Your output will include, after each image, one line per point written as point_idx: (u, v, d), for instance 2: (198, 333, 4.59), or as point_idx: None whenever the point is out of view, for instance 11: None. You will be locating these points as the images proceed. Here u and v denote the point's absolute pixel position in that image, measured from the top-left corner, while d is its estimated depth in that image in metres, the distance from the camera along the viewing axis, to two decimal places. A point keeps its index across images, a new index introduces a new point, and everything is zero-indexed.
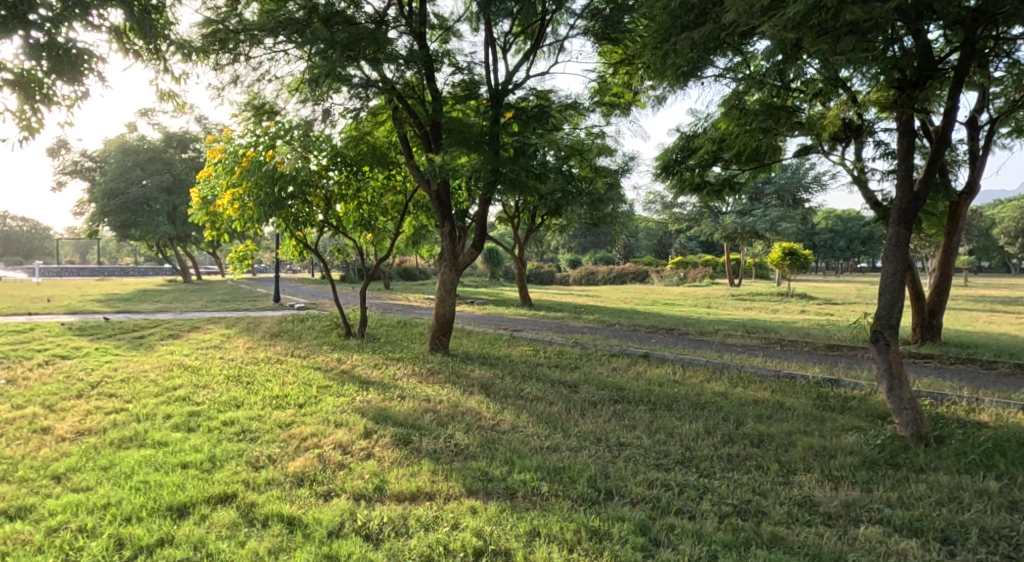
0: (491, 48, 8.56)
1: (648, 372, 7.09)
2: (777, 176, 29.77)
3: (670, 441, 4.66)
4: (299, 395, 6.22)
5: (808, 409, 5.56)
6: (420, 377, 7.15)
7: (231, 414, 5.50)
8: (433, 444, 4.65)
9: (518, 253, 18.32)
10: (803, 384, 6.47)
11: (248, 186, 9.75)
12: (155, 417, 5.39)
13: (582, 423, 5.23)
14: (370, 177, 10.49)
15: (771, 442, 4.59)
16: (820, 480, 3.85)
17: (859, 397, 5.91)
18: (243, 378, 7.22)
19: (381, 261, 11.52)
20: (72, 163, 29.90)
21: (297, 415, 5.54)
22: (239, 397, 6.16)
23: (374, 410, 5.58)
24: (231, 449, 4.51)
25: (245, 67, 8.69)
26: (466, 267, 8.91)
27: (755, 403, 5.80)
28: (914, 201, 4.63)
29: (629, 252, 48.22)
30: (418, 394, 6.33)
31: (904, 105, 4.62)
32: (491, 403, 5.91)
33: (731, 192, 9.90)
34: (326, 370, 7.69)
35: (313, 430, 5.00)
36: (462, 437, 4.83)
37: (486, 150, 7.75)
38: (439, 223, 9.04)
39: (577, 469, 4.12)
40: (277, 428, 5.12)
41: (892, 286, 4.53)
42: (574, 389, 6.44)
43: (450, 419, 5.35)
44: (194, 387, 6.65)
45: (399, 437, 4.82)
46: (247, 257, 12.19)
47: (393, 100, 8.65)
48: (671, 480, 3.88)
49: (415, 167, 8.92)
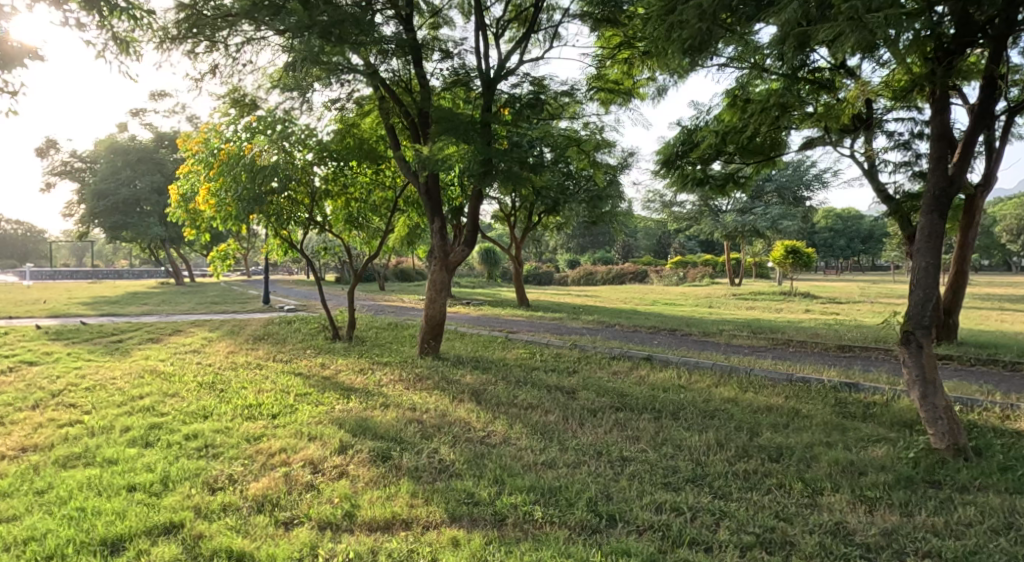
0: (483, 34, 8.11)
1: (651, 377, 6.62)
2: (776, 174, 29.30)
3: (678, 456, 4.19)
4: (274, 404, 5.75)
5: (827, 417, 5.09)
6: (408, 384, 6.67)
7: (195, 426, 5.02)
8: (413, 460, 4.18)
9: (515, 253, 17.84)
10: (818, 388, 6.02)
11: (226, 180, 9.27)
12: (111, 430, 4.91)
13: (581, 434, 4.76)
14: (358, 172, 10.06)
15: (791, 456, 4.11)
16: (852, 502, 3.38)
17: (882, 403, 5.44)
18: (216, 385, 6.73)
19: (371, 260, 11.08)
20: (62, 163, 29.37)
21: (269, 426, 5.06)
22: (207, 408, 5.66)
23: (353, 421, 5.10)
24: (191, 468, 4.04)
25: (222, 53, 8.27)
26: (457, 266, 8.40)
27: (768, 411, 5.33)
28: (949, 186, 4.13)
29: (627, 252, 47.66)
30: (403, 402, 5.86)
31: (939, 82, 4.14)
32: (482, 411, 5.44)
33: (733, 186, 9.46)
34: (307, 377, 7.20)
35: (285, 444, 4.53)
36: (448, 451, 4.36)
37: (477, 139, 7.26)
38: (430, 220, 8.52)
39: (574, 489, 3.64)
40: (243, 442, 4.65)
41: (925, 281, 4.07)
42: (571, 396, 5.97)
43: (436, 431, 4.89)
44: (162, 396, 6.17)
45: (378, 452, 4.34)
46: (229, 256, 11.66)
47: (379, 89, 8.18)
48: (681, 503, 3.43)
49: (402, 159, 8.43)
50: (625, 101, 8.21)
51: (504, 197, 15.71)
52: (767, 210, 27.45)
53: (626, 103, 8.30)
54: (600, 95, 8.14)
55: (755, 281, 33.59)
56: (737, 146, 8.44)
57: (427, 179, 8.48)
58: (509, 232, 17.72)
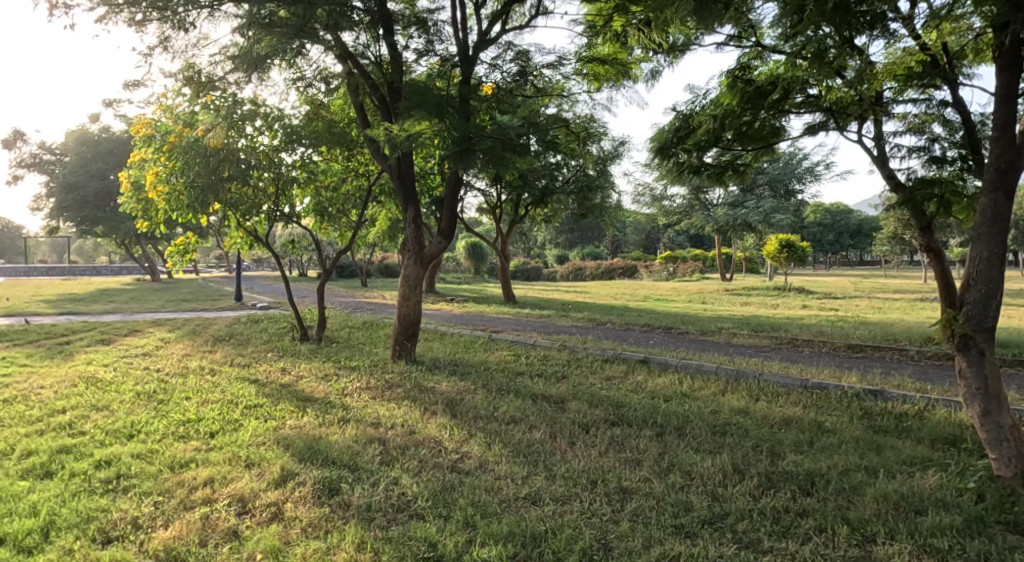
0: (462, 3, 7.28)
1: (650, 383, 5.90)
2: (768, 166, 28.41)
3: (690, 488, 3.45)
4: (216, 420, 4.95)
5: (857, 433, 4.38)
6: (376, 393, 5.87)
7: (113, 449, 4.20)
8: (366, 495, 3.40)
9: (501, 247, 17.07)
10: (839, 396, 5.31)
11: (178, 165, 8.43)
12: (7, 457, 4.08)
13: (572, 458, 4.00)
14: (329, 157, 9.28)
15: (826, 487, 3.39)
16: (915, 557, 2.68)
17: (915, 415, 4.75)
18: (157, 395, 5.89)
19: (343, 254, 10.25)
20: (31, 155, 27.99)
21: (202, 448, 4.27)
22: (137, 425, 4.83)
23: (303, 442, 4.31)
24: (88, 509, 3.24)
25: (174, 25, 7.43)
26: (434, 261, 7.60)
27: (785, 424, 4.62)
28: (1018, 157, 3.41)
29: (617, 246, 46.71)
30: (366, 416, 5.07)
31: (1016, 28, 3.28)
32: (456, 428, 4.67)
33: (732, 176, 8.73)
34: (262, 385, 6.37)
35: (213, 473, 3.74)
36: (411, 483, 3.57)
37: (453, 115, 6.48)
38: (404, 209, 7.72)
39: (565, 538, 2.90)
40: (165, 470, 3.85)
41: (987, 274, 3.37)
42: (560, 407, 5.21)
43: (399, 455, 4.10)
44: (89, 410, 5.33)
45: (325, 484, 3.57)
46: (189, 250, 10.81)
47: (346, 62, 7.34)
48: (699, 557, 2.70)
49: (372, 140, 7.61)
50: (618, 79, 7.46)
51: (487, 187, 14.87)
52: (758, 203, 26.79)
53: (620, 80, 7.54)
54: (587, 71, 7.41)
55: (743, 281, 28.06)
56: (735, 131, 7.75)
57: (401, 163, 7.68)
58: (495, 226, 16.90)
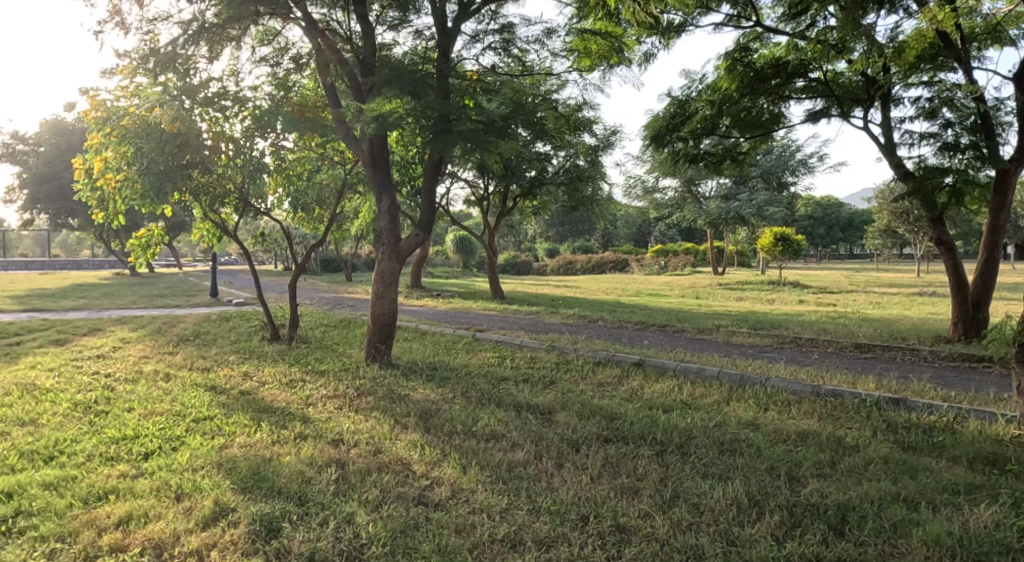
0: None
1: (647, 390, 5.34)
2: (761, 158, 27.94)
3: (699, 526, 2.90)
4: (153, 438, 4.31)
5: (884, 450, 3.85)
6: (343, 402, 5.27)
7: (20, 476, 3.58)
8: (309, 539, 2.83)
9: (489, 241, 16.48)
10: (857, 405, 4.77)
11: (132, 150, 7.74)
12: None
13: (559, 485, 3.42)
14: (301, 144, 8.63)
15: (862, 526, 2.85)
16: None
17: (944, 428, 4.23)
18: (95, 407, 5.23)
19: (317, 248, 9.60)
20: (3, 146, 26.93)
21: (128, 475, 3.65)
22: (60, 445, 4.20)
23: (247, 466, 3.70)
24: None
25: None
26: (410, 254, 6.97)
27: (801, 441, 4.06)
28: None
29: (609, 239, 46.22)
30: (327, 432, 4.46)
31: None
32: (428, 446, 4.09)
33: (730, 166, 8.12)
34: (218, 393, 5.74)
35: (132, 509, 3.12)
36: (368, 521, 2.98)
37: (430, 93, 5.88)
38: (378, 197, 7.08)
39: None
40: (76, 504, 3.23)
41: None
42: (547, 420, 4.64)
43: (357, 482, 3.50)
44: (12, 425, 4.68)
45: (263, 524, 2.97)
46: (151, 244, 10.13)
47: (313, 36, 6.70)
48: None
49: (341, 123, 6.96)
50: (610, 56, 6.86)
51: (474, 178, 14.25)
52: (751, 195, 26.20)
53: (613, 59, 6.94)
54: (576, 47, 6.83)
55: (738, 281, 22.82)
56: (734, 117, 7.24)
57: (374, 148, 7.04)
58: (483, 218, 16.32)
